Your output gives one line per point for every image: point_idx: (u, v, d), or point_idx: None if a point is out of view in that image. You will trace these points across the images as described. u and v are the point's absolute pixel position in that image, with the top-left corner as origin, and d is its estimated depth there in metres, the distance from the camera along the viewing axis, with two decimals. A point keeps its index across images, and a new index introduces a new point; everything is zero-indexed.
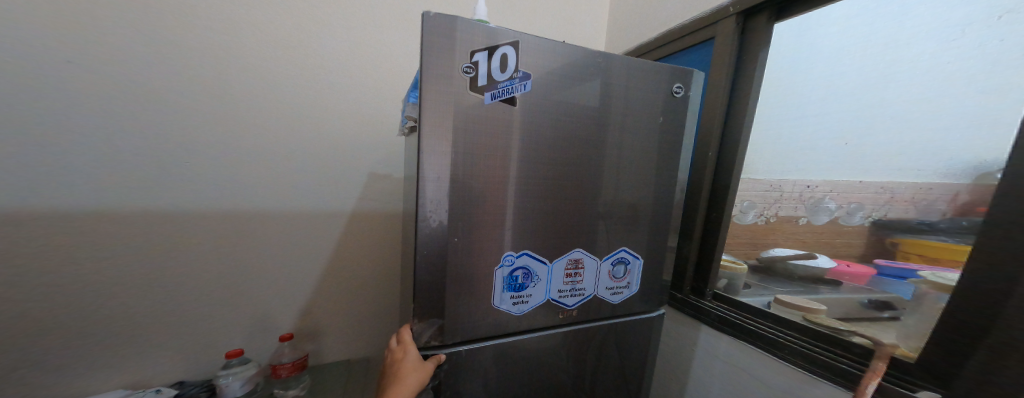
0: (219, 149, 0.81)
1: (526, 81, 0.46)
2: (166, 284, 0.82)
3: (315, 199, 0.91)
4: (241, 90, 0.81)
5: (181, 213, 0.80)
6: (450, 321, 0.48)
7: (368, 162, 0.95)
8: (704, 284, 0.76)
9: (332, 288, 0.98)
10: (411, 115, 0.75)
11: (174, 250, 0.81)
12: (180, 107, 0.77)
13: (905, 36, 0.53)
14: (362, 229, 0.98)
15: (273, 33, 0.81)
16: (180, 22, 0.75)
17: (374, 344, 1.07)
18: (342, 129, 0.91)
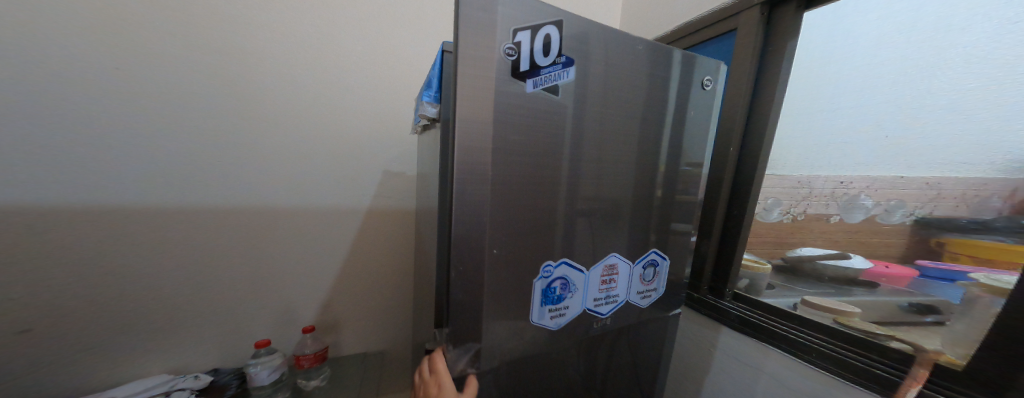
0: (249, 148, 0.85)
1: (568, 66, 0.46)
2: (200, 276, 0.87)
3: (337, 195, 0.95)
4: (263, 90, 0.84)
5: (216, 208, 0.85)
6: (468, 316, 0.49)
7: (384, 160, 0.98)
8: (724, 284, 0.74)
9: (351, 282, 1.02)
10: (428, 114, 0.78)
11: (208, 244, 0.86)
12: (208, 107, 0.81)
13: (957, 22, 0.50)
14: (380, 225, 1.01)
15: (293, 34, 0.85)
16: (214, 26, 0.79)
17: (389, 337, 1.10)
18: (363, 128, 0.94)
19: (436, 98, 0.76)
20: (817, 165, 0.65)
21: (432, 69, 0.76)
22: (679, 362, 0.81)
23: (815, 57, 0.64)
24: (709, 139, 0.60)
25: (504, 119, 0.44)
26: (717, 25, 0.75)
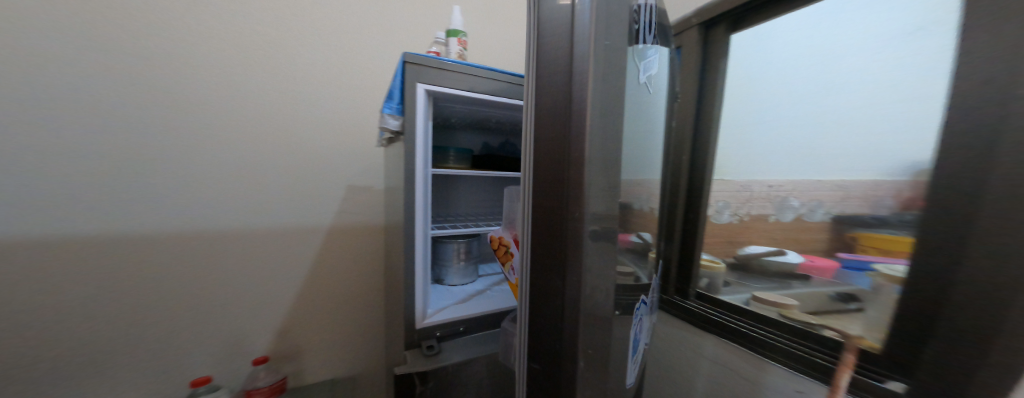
0: (213, 169, 0.88)
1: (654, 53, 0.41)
2: (143, 305, 0.85)
3: (302, 212, 0.99)
4: (220, 115, 0.87)
5: (177, 228, 0.86)
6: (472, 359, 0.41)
7: (348, 175, 1.03)
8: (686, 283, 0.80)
9: (313, 302, 1.03)
10: (388, 126, 0.76)
11: (152, 272, 0.85)
12: (159, 134, 0.82)
13: (838, 48, 0.58)
14: (344, 239, 1.05)
15: (248, 55, 0.88)
16: (166, 54, 0.81)
17: (359, 361, 1.11)
18: (325, 145, 0.99)
19: (398, 110, 0.75)
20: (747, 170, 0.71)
21: (392, 81, 0.75)
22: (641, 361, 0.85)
23: (742, 72, 0.71)
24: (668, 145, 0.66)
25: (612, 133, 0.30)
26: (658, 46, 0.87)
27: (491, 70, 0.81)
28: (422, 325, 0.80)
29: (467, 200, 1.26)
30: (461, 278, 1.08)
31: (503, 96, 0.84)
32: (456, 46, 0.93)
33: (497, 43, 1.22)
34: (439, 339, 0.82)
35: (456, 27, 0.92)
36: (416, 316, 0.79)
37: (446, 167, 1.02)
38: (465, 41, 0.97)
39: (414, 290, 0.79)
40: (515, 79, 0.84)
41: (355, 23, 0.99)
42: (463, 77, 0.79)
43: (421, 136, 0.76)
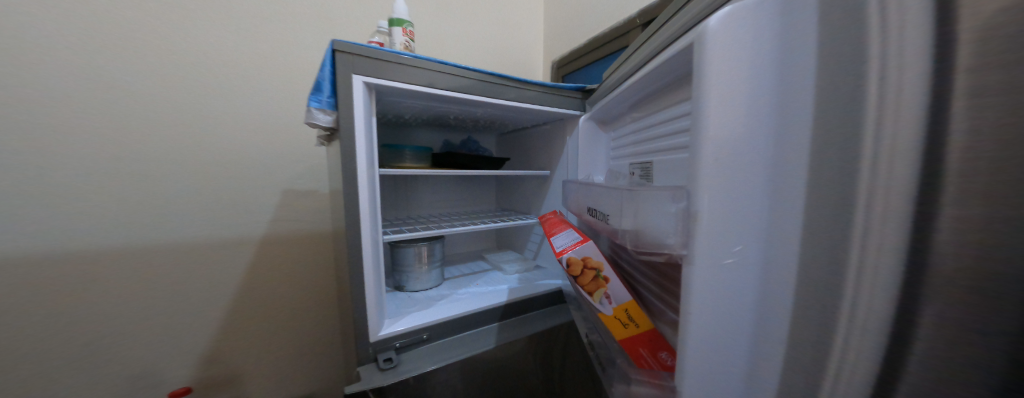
0: (104, 177, 0.74)
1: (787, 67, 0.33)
2: (27, 342, 0.72)
3: (224, 222, 0.87)
4: (113, 110, 0.74)
5: (63, 247, 0.73)
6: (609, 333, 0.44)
7: (285, 178, 0.93)
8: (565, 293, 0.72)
9: (251, 322, 0.93)
10: (323, 123, 0.68)
11: (35, 302, 0.72)
12: (29, 137, 0.68)
13: None
14: (279, 250, 0.94)
15: (142, 39, 0.75)
16: (29, 38, 0.67)
17: (314, 378, 1.04)
18: (249, 145, 0.87)
19: (330, 104, 0.66)
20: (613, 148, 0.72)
21: (321, 70, 0.66)
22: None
23: None
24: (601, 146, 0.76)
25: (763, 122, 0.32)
26: (614, 41, 1.03)
27: (441, 63, 0.76)
28: (377, 338, 0.73)
29: (428, 200, 1.20)
30: (425, 283, 1.03)
31: (456, 91, 0.78)
32: (403, 36, 0.87)
33: (453, 35, 1.16)
34: (398, 351, 0.76)
35: (399, 16, 0.86)
36: (370, 330, 0.72)
37: (399, 167, 0.95)
38: (412, 31, 0.91)
39: (366, 302, 0.73)
40: (468, 72, 0.79)
41: (283, 4, 0.88)
42: (409, 70, 0.73)
43: (362, 135, 0.69)
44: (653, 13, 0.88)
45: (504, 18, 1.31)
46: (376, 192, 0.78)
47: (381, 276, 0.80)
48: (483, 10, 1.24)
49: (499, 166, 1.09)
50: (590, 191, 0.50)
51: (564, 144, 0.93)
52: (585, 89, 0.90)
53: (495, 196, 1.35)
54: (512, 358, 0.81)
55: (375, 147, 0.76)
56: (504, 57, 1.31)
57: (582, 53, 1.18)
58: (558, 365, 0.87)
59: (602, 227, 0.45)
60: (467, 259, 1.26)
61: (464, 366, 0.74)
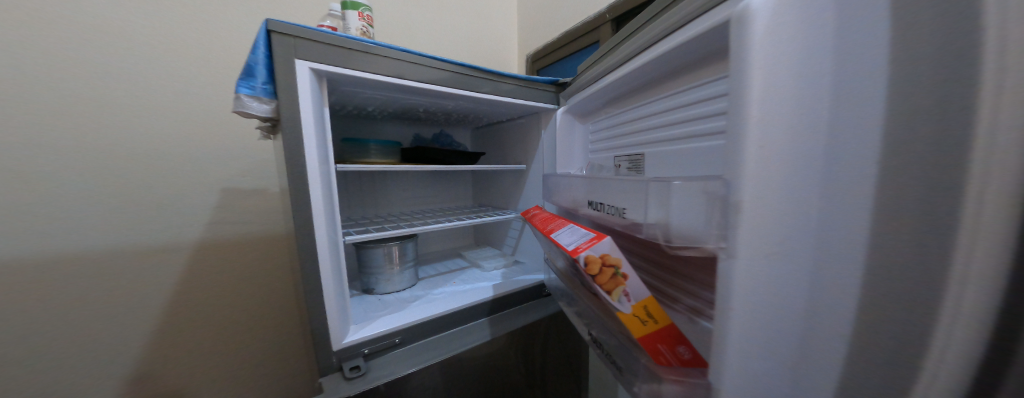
0: (16, 174, 0.69)
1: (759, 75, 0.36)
2: None
3: (156, 224, 0.82)
4: (26, 99, 0.68)
5: None
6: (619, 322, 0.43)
7: (230, 174, 0.89)
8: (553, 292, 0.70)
9: (196, 326, 0.89)
10: (260, 111, 0.60)
11: None
12: None
13: None
14: (220, 252, 0.90)
15: (54, 21, 0.69)
16: None
17: (270, 382, 1.01)
18: (181, 141, 0.82)
19: (265, 91, 0.59)
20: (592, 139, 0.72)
21: (252, 53, 0.58)
22: (568, 335, 0.91)
23: None
24: (578, 139, 0.77)
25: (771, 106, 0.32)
26: (588, 35, 1.04)
27: (401, 51, 0.71)
28: (342, 346, 0.69)
29: (399, 198, 1.14)
30: (398, 285, 0.99)
31: (420, 81, 0.73)
32: (358, 20, 0.83)
33: (423, 24, 1.12)
34: (367, 357, 0.72)
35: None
36: (333, 337, 0.68)
37: (365, 163, 0.89)
38: (370, 16, 0.87)
39: (328, 308, 0.67)
40: (430, 61, 0.74)
41: None
42: (363, 58, 0.67)
43: (310, 127, 0.63)
44: (624, 9, 0.90)
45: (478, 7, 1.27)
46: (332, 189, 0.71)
47: (344, 282, 0.74)
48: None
49: (473, 160, 1.06)
50: (597, 186, 0.48)
51: (539, 138, 0.92)
52: (558, 83, 0.87)
53: (472, 191, 1.32)
54: (492, 356, 0.79)
55: (329, 141, 0.71)
56: (478, 49, 1.28)
57: (557, 46, 1.18)
58: (538, 361, 0.88)
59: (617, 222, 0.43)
60: (444, 257, 1.22)
61: (443, 368, 0.72)
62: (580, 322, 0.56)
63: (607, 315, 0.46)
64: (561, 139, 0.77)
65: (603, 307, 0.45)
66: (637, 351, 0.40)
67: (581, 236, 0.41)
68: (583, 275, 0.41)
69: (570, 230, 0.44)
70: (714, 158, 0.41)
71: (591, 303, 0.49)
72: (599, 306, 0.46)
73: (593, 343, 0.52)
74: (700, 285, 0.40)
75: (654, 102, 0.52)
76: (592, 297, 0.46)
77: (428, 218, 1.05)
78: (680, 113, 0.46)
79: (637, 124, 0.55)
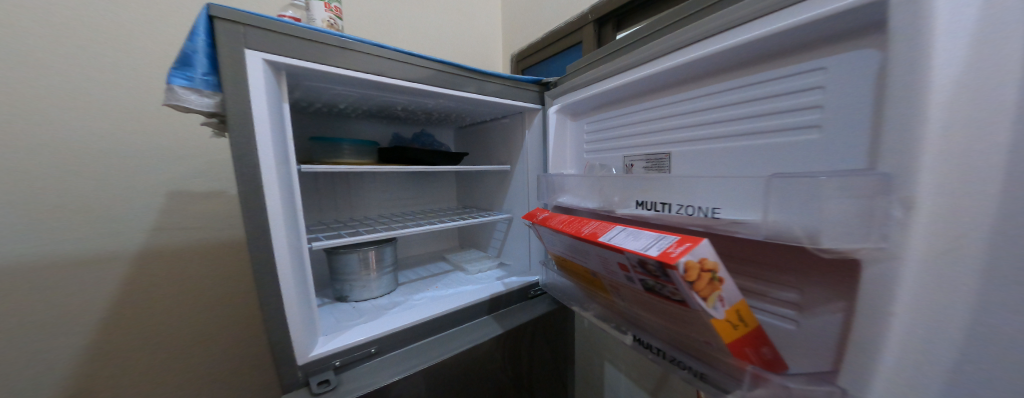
0: None
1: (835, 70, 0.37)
2: None
3: (96, 228, 0.78)
4: None
5: None
6: (688, 327, 0.40)
7: (184, 171, 0.86)
8: (565, 295, 0.67)
9: (139, 331, 0.84)
10: (199, 105, 0.54)
11: None
12: None
13: None
14: (165, 257, 0.86)
15: None
16: None
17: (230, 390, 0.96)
18: (122, 143, 0.79)
19: (206, 83, 0.53)
20: (588, 139, 0.73)
21: (190, 40, 0.52)
22: (555, 340, 0.90)
23: None
24: (567, 140, 0.78)
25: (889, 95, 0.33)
26: (571, 36, 1.06)
27: (375, 46, 0.67)
28: (306, 360, 0.64)
29: (376, 201, 1.09)
30: (376, 290, 0.94)
31: (394, 76, 0.70)
32: (324, 11, 0.80)
33: (403, 20, 1.09)
34: (338, 370, 0.68)
35: None
36: (296, 351, 0.63)
37: (336, 163, 0.84)
38: (337, 8, 0.84)
39: (291, 320, 0.63)
40: (404, 57, 0.70)
41: None
42: (330, 51, 0.63)
43: (263, 123, 0.57)
44: (606, 12, 0.94)
45: (461, 4, 1.26)
46: (296, 191, 0.67)
47: (310, 290, 0.69)
48: None
49: (456, 162, 1.04)
50: (657, 188, 0.47)
51: (522, 138, 0.92)
52: (541, 82, 0.86)
53: (455, 193, 1.29)
54: (474, 361, 0.74)
55: (287, 138, 0.65)
56: (460, 47, 1.27)
57: (541, 46, 1.19)
58: (524, 365, 0.84)
59: (699, 222, 0.42)
60: (425, 261, 1.18)
61: (425, 376, 0.67)
62: (613, 321, 0.54)
63: (661, 317, 0.44)
64: (554, 139, 0.76)
65: (660, 310, 0.42)
66: (719, 356, 0.39)
67: (649, 239, 0.38)
68: (653, 282, 0.37)
69: (625, 234, 0.41)
70: (767, 156, 0.42)
71: (635, 305, 0.47)
72: (651, 308, 0.44)
73: (632, 341, 0.50)
74: (777, 284, 0.40)
75: (686, 103, 0.52)
76: (646, 301, 0.43)
77: (408, 220, 1.03)
78: (722, 112, 0.48)
79: (658, 123, 0.56)
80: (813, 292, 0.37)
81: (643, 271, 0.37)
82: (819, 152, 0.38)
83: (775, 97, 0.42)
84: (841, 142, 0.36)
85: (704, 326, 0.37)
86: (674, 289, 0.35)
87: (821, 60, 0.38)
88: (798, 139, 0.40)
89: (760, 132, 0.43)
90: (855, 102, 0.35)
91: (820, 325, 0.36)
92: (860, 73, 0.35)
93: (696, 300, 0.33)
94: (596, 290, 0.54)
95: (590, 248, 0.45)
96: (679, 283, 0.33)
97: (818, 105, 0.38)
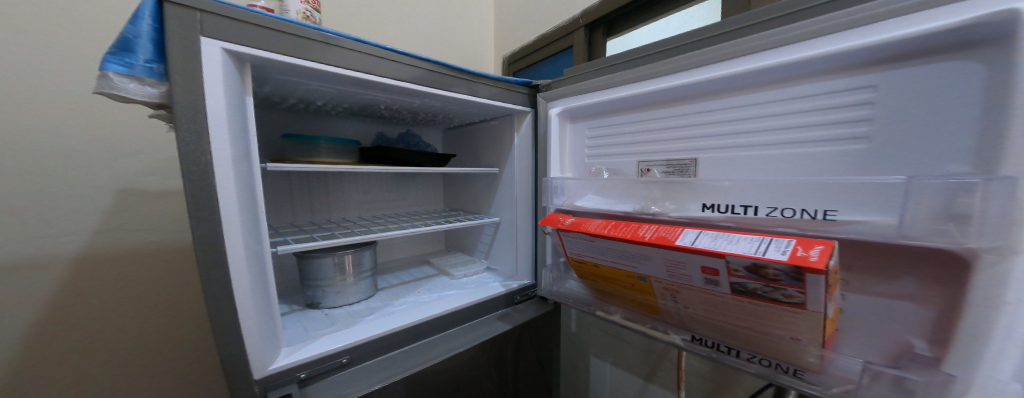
0: None
1: (888, 87, 0.41)
2: None
3: (25, 227, 0.70)
4: None
5: None
6: (760, 325, 0.43)
7: (136, 164, 0.79)
8: (580, 307, 0.66)
9: (81, 342, 0.76)
10: (142, 95, 0.49)
11: None
12: None
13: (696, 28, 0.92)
14: (114, 261, 0.78)
15: None
16: None
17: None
18: (66, 132, 0.72)
19: (149, 71, 0.49)
20: (589, 145, 0.74)
21: (133, 23, 0.47)
22: (542, 342, 0.88)
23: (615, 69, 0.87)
24: (564, 144, 0.79)
25: (986, 105, 0.35)
26: (562, 39, 1.10)
27: (358, 41, 0.64)
28: (265, 374, 0.59)
29: (356, 201, 1.04)
30: (352, 296, 0.89)
31: (384, 75, 0.68)
32: (300, 3, 0.77)
33: (392, 15, 1.06)
34: (303, 383, 0.63)
35: None
36: (253, 363, 0.58)
37: (312, 163, 0.79)
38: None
39: (246, 330, 0.58)
40: (387, 53, 0.68)
41: None
42: (314, 46, 0.60)
43: (221, 119, 0.53)
44: (598, 18, 0.98)
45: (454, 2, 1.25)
46: (258, 193, 0.62)
47: (274, 299, 0.65)
48: None
49: (443, 163, 1.02)
50: (731, 192, 0.50)
51: (512, 140, 0.92)
52: (531, 84, 0.86)
53: (444, 194, 1.26)
54: (462, 368, 0.72)
55: (250, 135, 0.61)
56: (451, 47, 1.26)
57: (532, 48, 1.22)
58: (510, 367, 0.81)
59: (797, 224, 0.44)
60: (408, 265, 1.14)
61: (406, 383, 0.64)
62: (662, 320, 0.56)
63: (727, 315, 0.46)
64: (554, 142, 0.77)
65: (731, 309, 0.45)
66: (792, 351, 0.43)
67: (748, 243, 0.41)
68: (757, 285, 0.40)
69: (714, 239, 0.43)
70: (802, 164, 0.48)
71: (697, 306, 0.49)
72: (718, 308, 0.46)
73: (688, 338, 0.52)
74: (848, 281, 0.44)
75: (710, 113, 0.56)
76: (716, 302, 0.46)
77: (395, 222, 0.99)
78: (756, 122, 0.51)
79: (681, 130, 0.60)
80: (880, 281, 0.41)
81: (750, 275, 0.39)
82: (871, 160, 0.43)
83: (819, 111, 0.46)
84: (893, 154, 0.41)
85: (793, 322, 0.40)
86: (789, 292, 0.38)
87: (869, 79, 0.43)
88: (843, 148, 0.45)
89: (796, 142, 0.48)
90: (903, 117, 0.41)
91: (871, 306, 0.42)
92: (912, 89, 0.40)
93: (819, 300, 0.36)
94: (641, 295, 0.55)
95: (657, 252, 0.46)
96: (808, 285, 0.36)
97: (867, 119, 0.43)
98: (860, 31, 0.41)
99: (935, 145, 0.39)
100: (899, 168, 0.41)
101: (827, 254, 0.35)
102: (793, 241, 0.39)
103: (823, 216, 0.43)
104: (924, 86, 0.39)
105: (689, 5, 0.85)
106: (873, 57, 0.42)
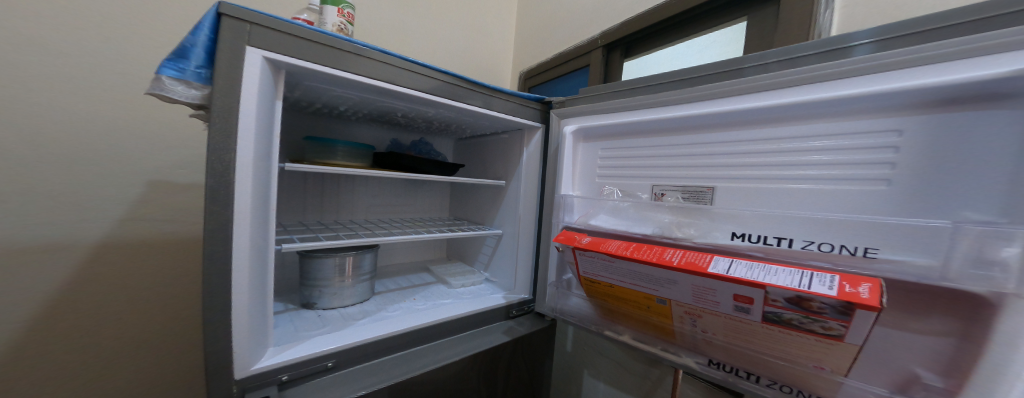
0: None
1: (907, 132, 0.41)
2: None
3: (55, 207, 0.73)
4: None
5: None
6: (786, 351, 0.42)
7: (166, 149, 0.83)
8: (585, 326, 0.63)
9: (83, 321, 0.77)
10: (187, 97, 0.52)
11: None
12: None
13: None
14: (130, 243, 0.80)
15: None
16: None
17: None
18: (110, 118, 0.77)
19: (198, 76, 0.52)
20: (601, 164, 0.74)
21: (192, 33, 0.51)
22: (535, 361, 0.84)
23: None
24: (577, 161, 0.78)
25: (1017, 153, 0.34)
26: (580, 60, 1.14)
27: (383, 53, 0.68)
28: (247, 373, 0.57)
29: (364, 204, 1.05)
30: (348, 299, 0.88)
31: (406, 87, 0.71)
32: (337, 16, 0.82)
33: (419, 32, 1.13)
34: (282, 387, 0.61)
35: None
36: (238, 358, 0.57)
37: (326, 164, 0.81)
38: (350, 15, 0.87)
39: (240, 322, 0.57)
40: (411, 66, 0.71)
41: None
42: (343, 56, 0.63)
43: (250, 118, 0.56)
44: (615, 40, 1.02)
45: (478, 22, 1.32)
46: (273, 189, 0.64)
47: (270, 294, 0.64)
48: (457, 11, 1.24)
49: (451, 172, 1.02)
50: (747, 219, 0.49)
51: (522, 155, 0.93)
52: (544, 100, 0.89)
53: (449, 203, 1.27)
54: (450, 385, 0.68)
55: (274, 134, 0.64)
56: (473, 64, 1.31)
57: (550, 67, 1.26)
58: (500, 387, 0.77)
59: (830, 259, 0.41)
60: (407, 271, 1.13)
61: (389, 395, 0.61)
62: (674, 343, 0.53)
63: (752, 342, 0.44)
64: (564, 160, 0.76)
65: (759, 337, 0.42)
66: (815, 378, 0.41)
67: (788, 275, 0.38)
68: (794, 316, 0.38)
69: (749, 269, 0.40)
70: (821, 198, 0.46)
71: (718, 331, 0.46)
72: (740, 333, 0.44)
73: (705, 361, 0.50)
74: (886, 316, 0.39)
75: (728, 142, 0.55)
76: (740, 328, 0.43)
77: (400, 228, 0.99)
78: (774, 155, 0.50)
79: (699, 157, 0.59)
80: (908, 317, 0.38)
81: (790, 306, 0.37)
82: (893, 202, 0.41)
83: (842, 151, 0.45)
84: (918, 196, 0.40)
85: (826, 352, 0.38)
86: (830, 324, 0.36)
87: (895, 122, 0.42)
88: (865, 188, 0.43)
89: (815, 178, 0.47)
90: (926, 158, 0.40)
91: (896, 341, 0.38)
92: (935, 135, 0.39)
93: (862, 335, 0.35)
94: (655, 317, 0.52)
95: (686, 278, 0.44)
96: (854, 321, 0.34)
97: (890, 161, 0.42)
98: (889, 75, 0.40)
99: (959, 188, 0.38)
100: (923, 208, 0.40)
101: (878, 293, 0.33)
102: (837, 275, 0.36)
103: (863, 253, 0.41)
104: (947, 132, 0.39)
105: (707, 32, 0.88)
106: (901, 101, 0.41)
